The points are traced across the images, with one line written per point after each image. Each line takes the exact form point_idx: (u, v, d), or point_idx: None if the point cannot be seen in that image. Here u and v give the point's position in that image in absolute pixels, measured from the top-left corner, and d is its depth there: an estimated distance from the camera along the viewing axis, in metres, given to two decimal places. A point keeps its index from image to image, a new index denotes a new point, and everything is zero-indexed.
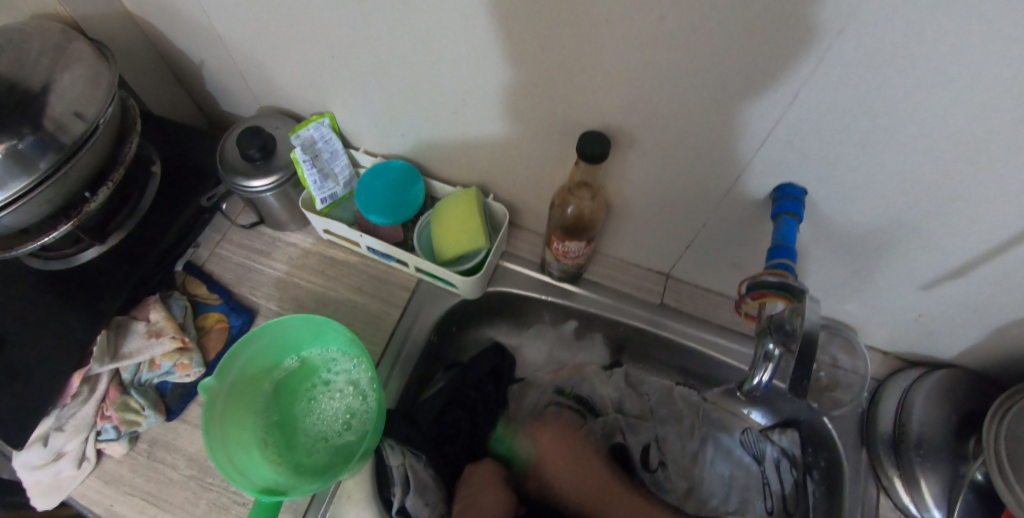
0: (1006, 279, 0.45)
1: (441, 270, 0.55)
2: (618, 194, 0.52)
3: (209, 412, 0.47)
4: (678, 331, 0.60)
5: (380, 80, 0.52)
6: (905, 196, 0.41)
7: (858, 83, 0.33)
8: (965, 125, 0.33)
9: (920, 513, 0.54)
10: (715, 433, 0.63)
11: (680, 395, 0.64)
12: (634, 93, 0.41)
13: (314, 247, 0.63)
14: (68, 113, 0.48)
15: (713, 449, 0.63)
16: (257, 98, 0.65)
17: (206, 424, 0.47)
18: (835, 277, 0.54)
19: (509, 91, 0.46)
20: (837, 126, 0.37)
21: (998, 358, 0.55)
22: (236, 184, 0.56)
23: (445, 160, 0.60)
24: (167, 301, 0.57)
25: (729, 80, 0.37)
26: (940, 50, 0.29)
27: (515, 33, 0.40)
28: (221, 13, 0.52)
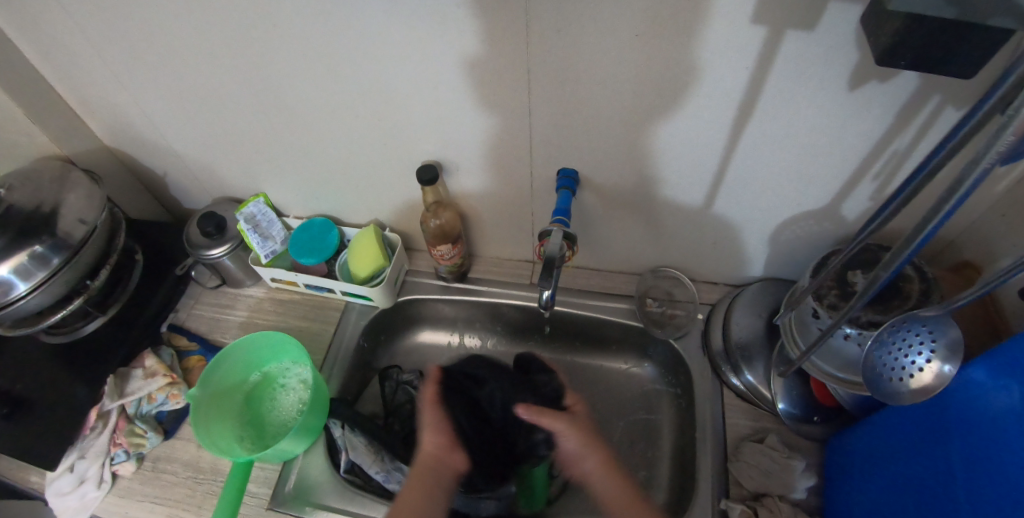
0: (735, 198, 0.65)
1: (356, 287, 0.74)
2: (469, 204, 0.72)
3: (196, 415, 0.63)
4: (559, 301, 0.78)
5: (291, 158, 0.74)
6: (640, 156, 0.61)
7: (563, 89, 0.55)
8: (632, 97, 0.54)
9: (755, 398, 0.68)
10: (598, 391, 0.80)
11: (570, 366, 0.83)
12: (446, 128, 0.62)
13: (266, 294, 0.82)
14: (74, 222, 0.68)
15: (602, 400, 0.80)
16: (209, 192, 0.86)
17: (195, 424, 0.62)
18: (642, 233, 0.73)
19: (374, 145, 0.68)
20: (568, 120, 0.58)
21: (784, 265, 0.73)
22: (200, 254, 0.76)
23: (352, 209, 0.81)
24: (158, 351, 0.75)
25: (495, 106, 0.58)
26: (584, 61, 0.51)
27: (361, 105, 0.62)
28: (176, 135, 0.75)
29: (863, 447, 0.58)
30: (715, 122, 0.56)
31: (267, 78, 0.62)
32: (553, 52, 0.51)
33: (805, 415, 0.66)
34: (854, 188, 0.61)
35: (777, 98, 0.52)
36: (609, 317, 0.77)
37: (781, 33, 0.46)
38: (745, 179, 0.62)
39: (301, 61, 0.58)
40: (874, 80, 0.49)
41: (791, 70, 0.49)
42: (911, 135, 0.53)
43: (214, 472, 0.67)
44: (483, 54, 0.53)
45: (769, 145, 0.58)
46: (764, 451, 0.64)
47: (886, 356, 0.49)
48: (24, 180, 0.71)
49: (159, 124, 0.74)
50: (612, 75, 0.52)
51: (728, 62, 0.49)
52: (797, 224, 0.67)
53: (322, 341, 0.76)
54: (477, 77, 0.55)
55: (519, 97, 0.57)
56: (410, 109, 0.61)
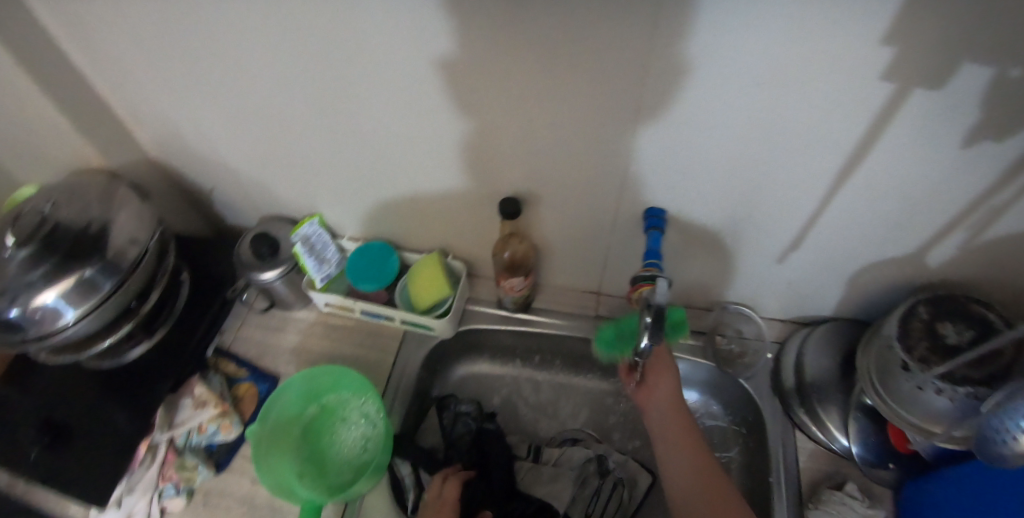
0: (822, 241, 0.63)
1: (419, 317, 0.71)
2: (542, 235, 0.70)
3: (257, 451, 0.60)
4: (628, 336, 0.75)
5: (355, 182, 0.71)
6: (732, 196, 0.60)
7: (664, 128, 0.53)
8: (736, 142, 0.53)
9: (830, 441, 0.67)
10: None
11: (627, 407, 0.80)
12: (529, 161, 0.60)
13: (318, 317, 0.78)
14: (126, 242, 0.65)
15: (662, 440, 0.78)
16: (258, 209, 0.82)
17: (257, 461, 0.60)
18: (716, 269, 0.71)
19: (449, 172, 0.65)
20: (663, 160, 0.56)
21: (859, 305, 0.72)
22: (251, 277, 0.73)
23: (411, 232, 0.78)
24: (206, 378, 0.71)
25: (588, 141, 0.56)
26: (693, 105, 0.50)
27: (440, 134, 0.59)
28: (233, 152, 0.72)
29: (948, 503, 0.57)
30: (817, 167, 0.54)
31: (344, 104, 0.59)
32: (662, 95, 0.49)
33: (880, 461, 0.65)
34: (944, 238, 0.60)
35: (887, 150, 0.51)
36: (675, 353, 0.76)
37: (907, 89, 0.44)
38: (836, 224, 0.61)
39: (386, 89, 0.55)
40: (991, 139, 0.47)
41: (909, 125, 0.48)
42: (1018, 192, 0.52)
43: (269, 510, 0.64)
44: (588, 93, 0.50)
45: (866, 194, 0.56)
46: (847, 502, 0.62)
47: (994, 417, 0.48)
48: (70, 196, 0.67)
49: (215, 140, 0.71)
50: (720, 119, 0.50)
51: (844, 113, 0.48)
52: (881, 268, 0.66)
53: (381, 371, 0.73)
54: (575, 114, 0.53)
55: (617, 135, 0.54)
56: (495, 140, 0.58)
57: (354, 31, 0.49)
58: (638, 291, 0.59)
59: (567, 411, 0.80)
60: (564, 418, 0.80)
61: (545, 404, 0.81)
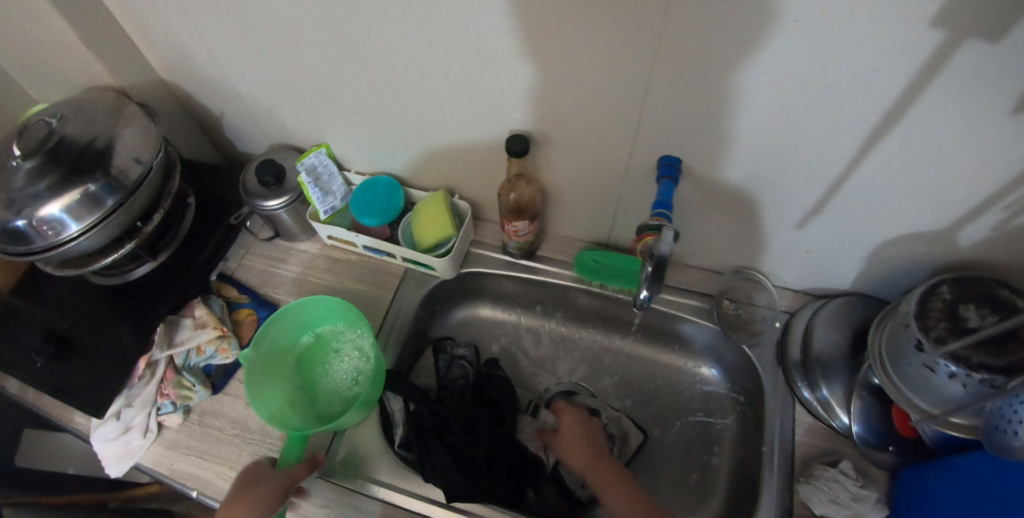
0: (850, 207, 0.59)
1: (421, 255, 0.69)
2: (552, 181, 0.67)
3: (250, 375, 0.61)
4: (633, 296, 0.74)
5: (364, 114, 0.69)
6: (757, 150, 0.56)
7: (688, 70, 0.49)
8: (767, 90, 0.49)
9: (830, 417, 0.65)
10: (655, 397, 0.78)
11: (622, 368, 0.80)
12: (543, 100, 0.57)
13: (321, 251, 0.78)
14: (129, 160, 0.64)
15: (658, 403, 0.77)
16: (267, 138, 0.81)
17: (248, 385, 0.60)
18: (733, 230, 0.68)
19: (461, 108, 0.62)
20: (685, 106, 0.53)
21: (881, 280, 0.69)
22: (256, 205, 0.72)
23: (419, 171, 0.76)
24: (208, 301, 0.71)
25: (607, 78, 0.52)
26: (724, 44, 0.45)
27: (451, 64, 0.56)
28: (242, 75, 0.69)
29: (946, 489, 0.55)
30: (852, 124, 0.50)
31: (352, 26, 0.56)
32: (689, 30, 0.45)
33: (880, 443, 0.63)
34: (983, 214, 0.55)
35: (931, 111, 0.46)
36: (680, 315, 0.74)
37: (960, 40, 0.39)
38: (866, 190, 0.57)
39: (393, 10, 0.52)
40: None
41: (957, 83, 0.43)
42: None
43: (261, 433, 0.65)
44: (608, 23, 0.46)
45: (902, 159, 0.52)
46: (839, 478, 0.60)
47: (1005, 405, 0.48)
48: (77, 109, 0.66)
49: (224, 61, 0.68)
50: (751, 60, 0.46)
51: (888, 62, 0.43)
52: (910, 242, 0.62)
53: (379, 309, 0.72)
54: (593, 48, 0.49)
55: (638, 73, 0.50)
56: (507, 74, 0.55)
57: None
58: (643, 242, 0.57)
59: (564, 365, 0.80)
60: (560, 373, 0.79)
61: (543, 358, 0.80)
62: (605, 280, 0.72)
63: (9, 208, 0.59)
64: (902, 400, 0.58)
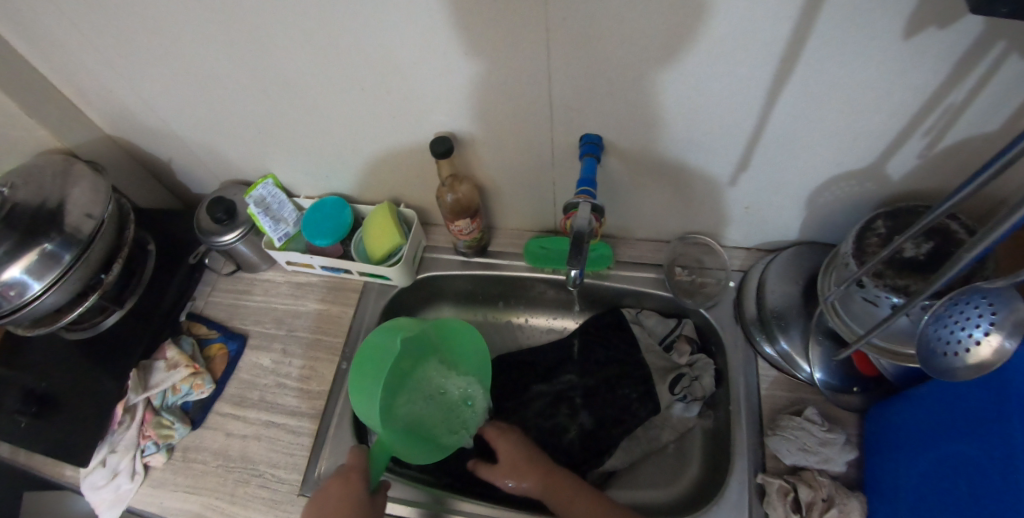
0: (774, 157, 0.60)
1: (374, 267, 0.71)
2: (488, 176, 0.69)
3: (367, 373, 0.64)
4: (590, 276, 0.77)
5: (299, 139, 0.71)
6: (671, 115, 0.57)
7: (585, 48, 0.50)
8: (664, 57, 0.50)
9: (792, 367, 0.66)
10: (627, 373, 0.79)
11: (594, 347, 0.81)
12: (460, 100, 0.59)
13: (282, 277, 0.80)
14: (81, 216, 0.67)
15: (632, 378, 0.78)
16: (216, 176, 0.83)
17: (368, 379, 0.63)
18: (671, 198, 0.69)
19: (387, 120, 0.64)
20: (592, 84, 0.54)
21: (823, 226, 0.70)
22: (212, 242, 0.74)
23: (364, 187, 0.78)
24: (178, 341, 0.74)
25: (512, 68, 0.54)
26: (612, 18, 0.47)
27: (367, 78, 0.58)
28: (178, 119, 0.72)
29: (910, 422, 0.55)
30: (752, 77, 0.51)
31: (268, 56, 0.58)
32: (575, 10, 0.46)
33: (843, 385, 0.64)
34: (903, 144, 0.56)
35: (826, 50, 0.47)
36: (637, 289, 0.76)
37: None
38: (785, 139, 0.58)
39: (301, 33, 0.54)
40: (933, 27, 0.43)
41: (843, 18, 0.44)
42: (969, 87, 0.48)
43: (242, 460, 0.67)
44: (497, 15, 0.48)
45: (811, 103, 0.53)
46: (804, 426, 0.61)
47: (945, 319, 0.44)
48: (26, 175, 0.68)
49: (159, 109, 0.70)
50: (642, 30, 0.47)
51: (769, 12, 0.44)
52: (842, 183, 0.63)
53: (343, 325, 0.74)
54: (492, 41, 0.51)
55: (539, 60, 0.52)
56: (420, 78, 0.57)
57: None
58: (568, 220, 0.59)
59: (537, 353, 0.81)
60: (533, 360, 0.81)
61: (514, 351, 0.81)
62: (554, 266, 0.74)
63: None
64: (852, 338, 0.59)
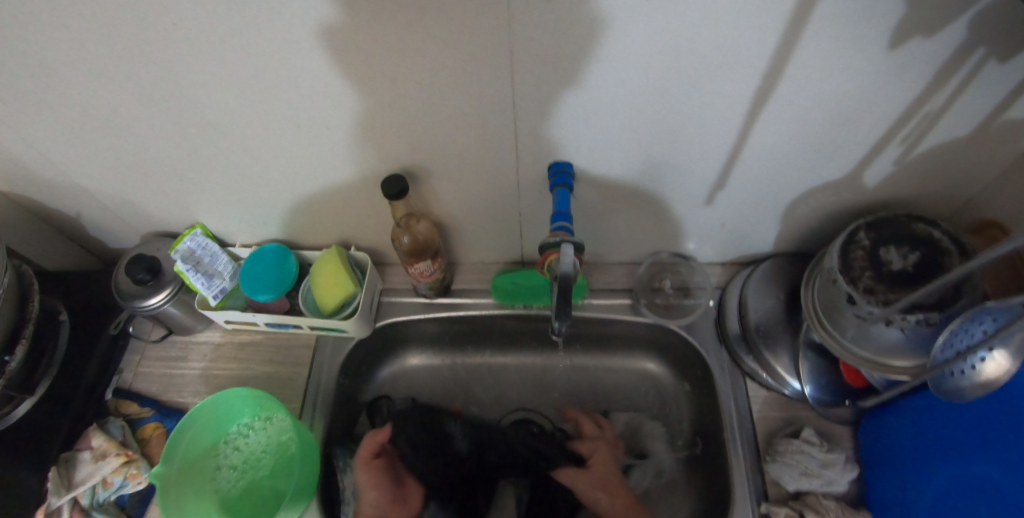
0: (751, 175, 0.57)
1: (327, 321, 0.64)
2: (445, 212, 0.64)
3: (194, 497, 0.58)
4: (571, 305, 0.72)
5: (228, 185, 0.63)
6: (643, 139, 0.52)
7: (548, 73, 0.45)
8: (635, 78, 0.45)
9: (781, 386, 0.64)
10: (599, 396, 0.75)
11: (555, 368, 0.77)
12: (409, 136, 0.53)
13: (223, 338, 0.71)
14: None
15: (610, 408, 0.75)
16: (137, 228, 0.73)
17: (189, 508, 0.57)
18: (645, 220, 0.65)
19: (328, 156, 0.57)
20: (556, 111, 0.49)
21: (799, 237, 0.67)
22: (136, 306, 0.64)
23: (308, 231, 0.70)
24: (105, 426, 0.64)
25: (470, 99, 0.48)
26: (581, 38, 0.41)
27: (305, 115, 0.51)
28: (80, 170, 0.61)
29: (911, 437, 0.53)
30: (730, 96, 0.46)
31: (182, 93, 0.49)
32: (540, 31, 0.40)
33: (836, 401, 0.61)
34: (880, 154, 0.53)
35: (811, 62, 0.42)
36: (614, 315, 0.72)
37: None
38: (763, 155, 0.54)
39: (215, 66, 0.46)
40: (918, 35, 0.40)
41: (831, 28, 0.39)
42: (952, 94, 0.45)
43: None
44: (446, 41, 0.42)
45: (794, 118, 0.49)
46: (803, 449, 0.58)
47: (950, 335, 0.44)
48: None
49: (56, 160, 0.60)
50: (614, 51, 0.42)
51: (752, 24, 0.39)
52: (820, 195, 0.60)
53: (296, 387, 0.67)
54: (443, 69, 0.45)
55: (498, 87, 0.46)
56: (362, 112, 0.50)
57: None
58: (547, 259, 0.53)
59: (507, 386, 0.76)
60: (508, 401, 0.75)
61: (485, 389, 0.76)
62: (529, 301, 0.70)
63: None
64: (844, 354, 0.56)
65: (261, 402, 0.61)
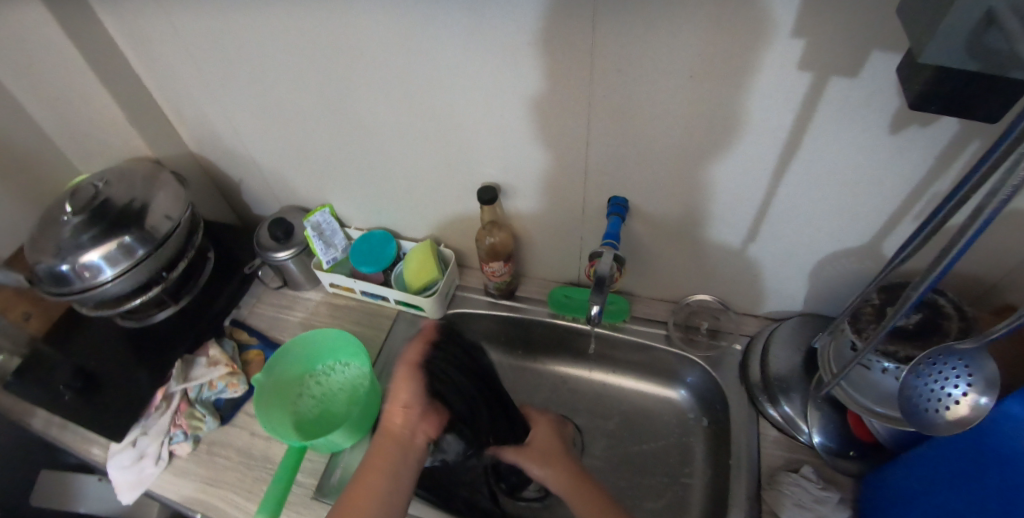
0: (778, 232, 0.68)
1: (411, 297, 0.79)
2: (522, 226, 0.79)
3: (275, 407, 0.71)
4: (611, 327, 0.84)
5: (359, 175, 0.81)
6: (689, 187, 0.65)
7: (617, 120, 0.60)
8: (683, 133, 0.59)
9: (789, 427, 0.70)
10: (626, 417, 0.84)
11: (590, 385, 0.89)
12: (506, 158, 0.69)
13: (325, 298, 0.88)
14: (160, 217, 0.74)
15: (633, 430, 0.83)
16: (279, 200, 0.93)
17: (271, 413, 0.69)
18: (683, 260, 0.77)
19: (440, 164, 0.74)
20: (621, 152, 0.64)
21: (826, 302, 0.76)
22: (268, 257, 0.82)
23: (409, 224, 0.87)
24: (221, 343, 0.80)
25: (555, 134, 0.64)
26: (646, 92, 0.56)
27: (431, 128, 0.69)
28: (259, 147, 0.82)
29: (897, 482, 0.58)
30: (760, 158, 0.59)
31: (352, 100, 0.69)
32: (611, 85, 0.56)
33: (841, 449, 0.66)
34: (894, 229, 0.63)
35: (825, 136, 0.55)
36: (646, 343, 0.82)
37: (826, 78, 0.49)
38: (788, 216, 0.65)
39: (379, 84, 0.65)
40: (915, 124, 0.51)
41: (838, 112, 0.52)
42: (951, 180, 0.55)
43: (264, 459, 0.70)
44: (546, 86, 0.58)
45: (815, 185, 0.61)
46: (800, 484, 0.64)
47: (934, 374, 0.48)
48: (118, 176, 0.77)
49: (246, 138, 0.81)
50: (663, 110, 0.57)
51: (775, 102, 0.53)
52: (843, 259, 0.69)
53: (374, 346, 0.82)
54: (539, 107, 0.61)
55: (576, 127, 0.62)
56: (474, 132, 0.67)
57: (352, 29, 0.59)
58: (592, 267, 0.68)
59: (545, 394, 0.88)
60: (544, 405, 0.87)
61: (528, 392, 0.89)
62: (574, 313, 0.83)
63: (57, 254, 0.68)
64: (850, 403, 0.62)
65: (347, 347, 0.76)
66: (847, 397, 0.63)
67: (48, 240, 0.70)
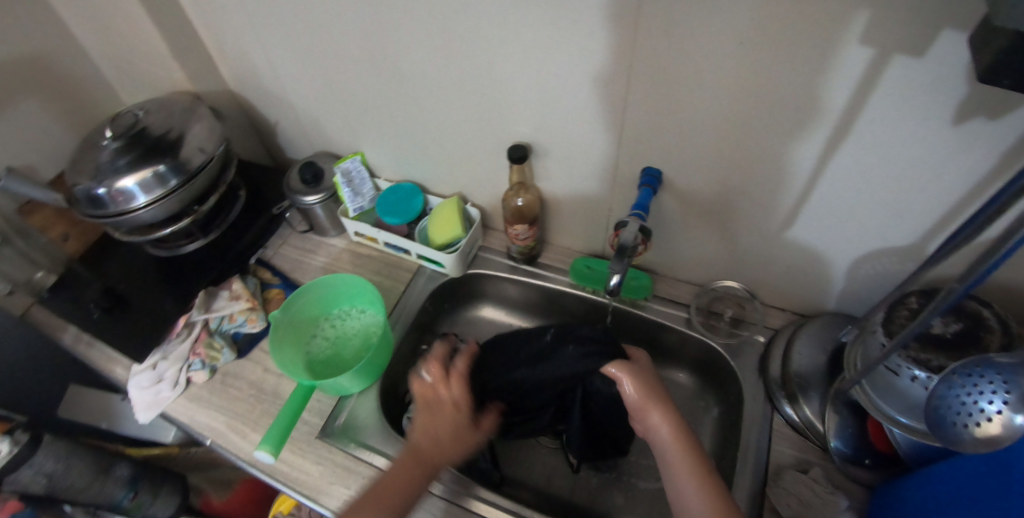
0: (819, 221, 0.64)
1: (433, 252, 0.79)
2: (551, 190, 0.77)
3: (289, 345, 0.72)
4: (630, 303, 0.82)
5: (392, 125, 0.80)
6: (729, 165, 0.62)
7: (658, 86, 0.57)
8: (728, 104, 0.56)
9: (800, 426, 0.67)
10: None
11: None
12: (539, 118, 0.67)
13: (348, 246, 0.89)
14: (194, 149, 0.75)
15: None
16: (313, 144, 0.94)
17: (284, 350, 0.71)
18: (714, 242, 0.74)
19: (472, 120, 0.72)
20: (660, 121, 0.61)
21: (860, 301, 0.72)
22: (296, 199, 0.82)
23: (438, 180, 0.86)
24: (244, 279, 0.82)
25: (593, 97, 0.61)
26: (690, 59, 0.53)
27: (466, 82, 0.67)
28: (295, 90, 0.82)
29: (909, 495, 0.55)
30: (808, 139, 0.56)
31: (389, 48, 0.67)
32: (654, 48, 0.53)
33: (855, 456, 0.62)
34: (942, 231, 0.59)
35: (879, 121, 0.51)
36: (665, 323, 0.81)
37: (889, 55, 0.45)
38: (830, 203, 0.62)
39: (416, 31, 0.63)
40: (983, 115, 0.46)
41: (896, 96, 0.48)
42: None
43: (274, 394, 0.72)
44: (588, 44, 0.56)
45: (863, 174, 0.57)
46: (808, 483, 0.62)
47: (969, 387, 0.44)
48: (159, 106, 0.78)
49: (283, 79, 0.81)
50: (709, 77, 0.54)
51: (832, 78, 0.49)
52: (884, 258, 0.65)
53: (390, 297, 0.82)
54: (577, 67, 0.59)
55: (615, 90, 0.59)
56: (509, 88, 0.65)
57: None
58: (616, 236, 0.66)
59: None
60: None
61: None
62: (595, 286, 0.81)
63: (94, 177, 0.70)
64: (868, 405, 0.60)
65: (363, 294, 0.76)
66: (868, 401, 0.60)
67: (87, 163, 0.72)
